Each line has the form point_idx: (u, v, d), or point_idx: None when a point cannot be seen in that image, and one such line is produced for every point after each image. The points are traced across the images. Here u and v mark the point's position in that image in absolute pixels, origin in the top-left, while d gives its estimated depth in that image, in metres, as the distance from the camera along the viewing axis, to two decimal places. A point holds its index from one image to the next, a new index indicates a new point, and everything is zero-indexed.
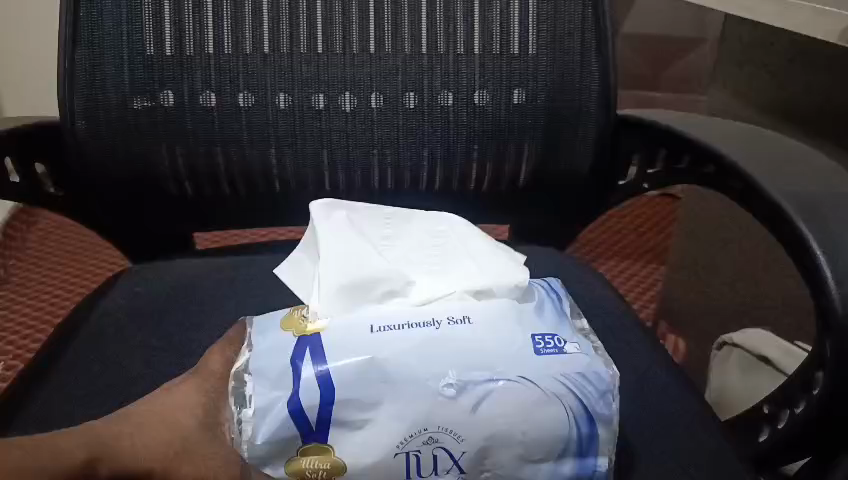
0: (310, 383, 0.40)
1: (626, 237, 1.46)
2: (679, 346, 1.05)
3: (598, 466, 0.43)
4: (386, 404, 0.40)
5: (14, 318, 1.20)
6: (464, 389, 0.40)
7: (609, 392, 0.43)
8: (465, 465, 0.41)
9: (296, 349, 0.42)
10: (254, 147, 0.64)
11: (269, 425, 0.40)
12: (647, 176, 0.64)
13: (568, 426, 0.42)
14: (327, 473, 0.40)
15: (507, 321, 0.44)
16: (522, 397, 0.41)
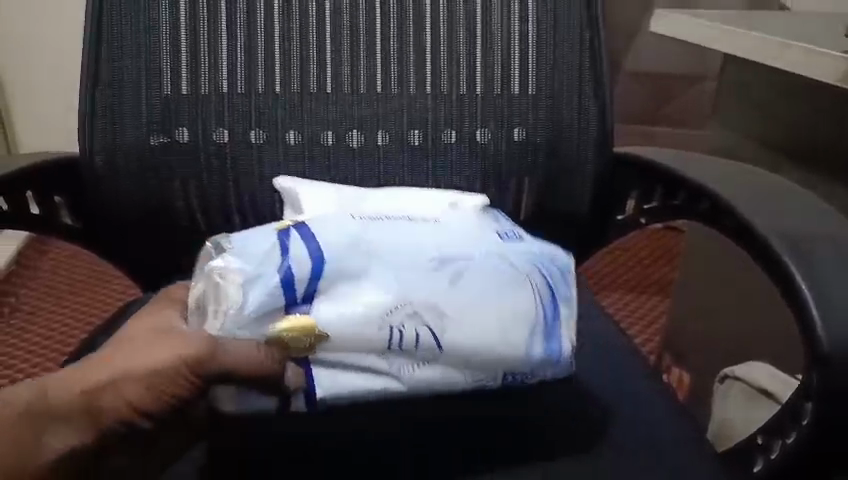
0: (302, 257, 0.41)
1: (632, 270, 1.47)
2: (683, 380, 1.05)
3: (563, 349, 0.46)
4: (372, 275, 0.42)
5: (24, 347, 1.22)
6: (443, 264, 0.44)
7: (567, 274, 0.49)
8: (443, 344, 0.42)
9: (280, 233, 0.43)
10: (264, 181, 0.66)
11: (261, 289, 0.40)
12: (645, 211, 0.65)
13: (538, 305, 0.45)
14: (309, 344, 0.41)
15: (470, 224, 0.48)
16: (498, 273, 0.45)
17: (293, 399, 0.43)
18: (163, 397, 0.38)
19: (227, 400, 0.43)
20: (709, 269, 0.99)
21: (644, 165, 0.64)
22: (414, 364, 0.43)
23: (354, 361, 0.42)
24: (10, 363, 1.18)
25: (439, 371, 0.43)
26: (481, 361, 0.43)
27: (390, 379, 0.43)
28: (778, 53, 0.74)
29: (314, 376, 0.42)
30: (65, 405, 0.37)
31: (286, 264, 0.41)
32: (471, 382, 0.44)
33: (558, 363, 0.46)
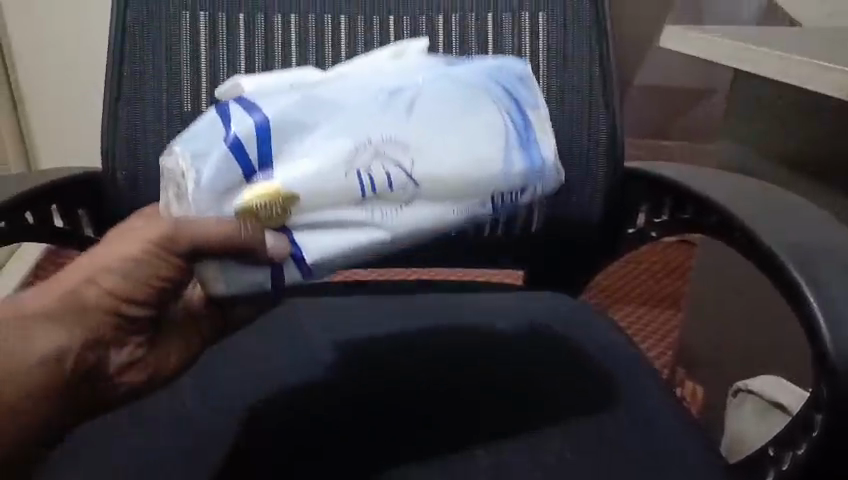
0: (246, 125, 0.40)
1: (643, 283, 1.47)
2: (696, 395, 1.07)
3: (545, 156, 0.46)
4: (322, 123, 0.42)
5: None
6: (394, 96, 0.43)
7: (526, 79, 0.48)
8: (418, 177, 0.42)
9: (223, 107, 0.42)
10: None
11: (210, 165, 0.40)
12: (655, 224, 0.66)
13: (504, 119, 0.44)
14: (282, 210, 0.41)
15: (415, 62, 0.47)
16: (453, 95, 0.44)
17: (285, 269, 0.44)
18: (134, 282, 0.46)
19: (212, 282, 0.46)
20: (721, 281, 1.00)
21: (651, 181, 0.65)
22: (396, 207, 0.42)
23: (334, 220, 0.42)
24: None
25: (420, 212, 0.43)
26: (464, 191, 0.43)
27: (372, 228, 0.43)
28: (786, 67, 0.75)
29: (297, 240, 0.42)
30: (43, 307, 0.45)
31: (231, 134, 0.40)
32: (461, 215, 0.44)
33: (541, 176, 0.45)
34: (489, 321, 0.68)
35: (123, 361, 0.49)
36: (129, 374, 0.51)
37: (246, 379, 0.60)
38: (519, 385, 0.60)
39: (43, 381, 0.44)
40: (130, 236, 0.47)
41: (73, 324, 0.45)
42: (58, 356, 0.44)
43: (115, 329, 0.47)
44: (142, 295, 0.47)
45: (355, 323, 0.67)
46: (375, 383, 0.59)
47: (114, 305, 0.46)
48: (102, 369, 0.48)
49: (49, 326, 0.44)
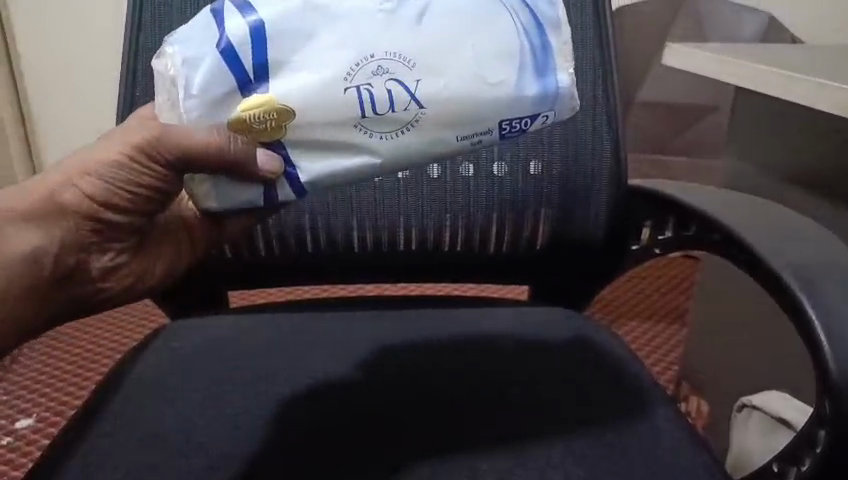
0: (241, 31, 0.40)
1: (649, 298, 1.48)
2: (701, 409, 1.07)
3: (560, 83, 0.46)
4: (322, 33, 0.42)
5: (49, 372, 1.26)
6: (401, 8, 0.43)
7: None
8: (423, 99, 0.43)
9: (217, 13, 0.42)
10: (290, 210, 0.69)
11: (203, 70, 0.40)
12: (659, 242, 0.67)
13: (519, 37, 0.45)
14: (274, 124, 0.42)
15: None
16: (464, 11, 0.44)
17: (277, 187, 0.45)
18: (110, 189, 0.49)
19: (203, 199, 0.47)
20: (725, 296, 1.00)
21: (656, 198, 0.66)
22: (390, 133, 0.44)
23: (329, 142, 0.43)
24: (35, 388, 1.21)
25: (416, 137, 0.44)
26: (470, 115, 0.44)
27: (365, 150, 0.44)
28: (786, 84, 0.77)
29: (290, 158, 0.44)
30: (28, 206, 0.49)
31: (226, 40, 0.40)
32: (465, 140, 0.45)
33: (555, 101, 0.46)
34: (495, 336, 0.69)
35: (107, 264, 0.53)
36: (114, 277, 0.54)
37: (253, 391, 0.60)
38: (525, 399, 0.60)
39: (23, 273, 0.48)
40: (111, 142, 0.49)
41: (51, 223, 0.50)
42: (35, 255, 0.49)
43: (94, 233, 0.51)
44: (120, 201, 0.50)
45: (361, 338, 0.68)
46: (381, 398, 0.60)
47: (94, 208, 0.50)
48: (83, 271, 0.52)
49: (27, 227, 0.49)
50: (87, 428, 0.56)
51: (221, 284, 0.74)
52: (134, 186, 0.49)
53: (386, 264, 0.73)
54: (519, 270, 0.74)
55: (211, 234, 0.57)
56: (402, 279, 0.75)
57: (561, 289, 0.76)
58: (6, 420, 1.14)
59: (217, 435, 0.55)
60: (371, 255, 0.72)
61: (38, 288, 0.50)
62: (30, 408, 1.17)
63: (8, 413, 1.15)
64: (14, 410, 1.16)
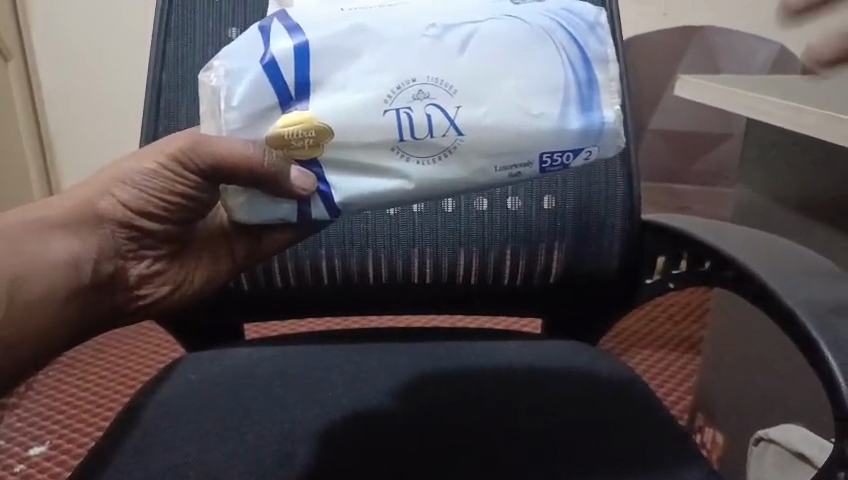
0: (286, 50, 0.42)
1: (662, 328, 1.47)
2: (717, 440, 1.07)
3: (605, 119, 0.46)
4: (366, 56, 0.43)
5: (63, 398, 1.26)
6: (449, 31, 0.44)
7: (598, 29, 0.47)
8: (461, 126, 0.44)
9: (262, 30, 0.43)
10: (306, 245, 0.71)
11: (245, 83, 0.42)
12: (673, 275, 0.68)
13: (566, 70, 0.45)
14: (314, 140, 0.43)
15: None
16: (509, 38, 0.45)
17: (311, 205, 0.46)
18: (141, 197, 0.52)
19: (235, 210, 0.48)
20: (740, 327, 1.00)
21: (668, 232, 0.67)
22: (429, 158, 0.45)
23: (367, 165, 0.44)
24: (49, 414, 1.22)
25: (451, 166, 0.45)
26: (507, 145, 0.45)
27: (398, 175, 0.45)
28: (793, 115, 0.77)
29: (324, 177, 0.45)
30: (64, 216, 0.52)
31: (269, 55, 0.42)
32: (504, 171, 0.45)
33: (598, 136, 0.46)
34: (510, 368, 0.69)
35: (145, 272, 0.55)
36: (152, 285, 0.56)
37: (270, 424, 0.61)
38: (539, 434, 0.60)
39: (62, 281, 0.51)
40: (145, 152, 0.52)
41: (90, 233, 0.53)
42: (73, 261, 0.52)
43: (130, 240, 0.54)
44: (152, 209, 0.52)
45: (376, 371, 0.68)
46: (396, 431, 0.60)
47: (128, 216, 0.53)
48: (121, 278, 0.55)
49: (64, 235, 0.52)
50: (107, 462, 0.57)
51: (237, 316, 0.75)
52: (164, 194, 0.51)
53: (399, 296, 0.73)
54: (533, 304, 0.74)
55: (224, 261, 0.57)
56: (416, 312, 0.75)
57: (575, 322, 0.76)
58: (19, 446, 1.15)
59: (234, 470, 0.55)
60: (388, 288, 0.73)
61: (77, 295, 0.52)
62: (43, 434, 1.17)
63: (22, 440, 1.16)
64: (27, 437, 1.17)
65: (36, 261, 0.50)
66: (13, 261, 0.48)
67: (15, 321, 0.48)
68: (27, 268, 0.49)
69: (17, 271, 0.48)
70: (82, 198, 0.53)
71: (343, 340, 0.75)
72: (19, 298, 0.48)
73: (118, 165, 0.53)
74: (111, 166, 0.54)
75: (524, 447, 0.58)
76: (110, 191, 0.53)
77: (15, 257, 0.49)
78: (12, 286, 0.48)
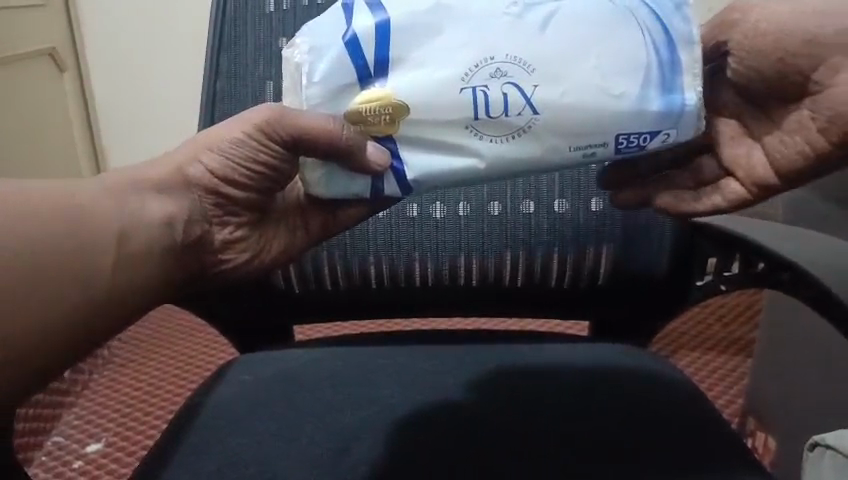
0: (367, 27, 0.43)
1: (711, 330, 1.44)
2: (768, 446, 1.04)
3: (687, 101, 0.47)
4: (447, 33, 0.44)
5: (118, 397, 1.31)
6: (530, 9, 0.45)
7: (684, 7, 0.47)
8: (538, 106, 0.45)
9: (346, 10, 0.45)
10: (355, 249, 0.72)
11: (327, 60, 0.43)
12: (724, 279, 0.65)
13: (648, 51, 0.46)
14: (390, 117, 0.44)
15: None
16: (592, 15, 0.45)
17: (385, 182, 0.47)
18: (230, 164, 0.54)
19: (312, 184, 0.49)
20: (793, 329, 0.98)
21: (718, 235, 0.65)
22: (502, 138, 0.45)
23: (439, 140, 0.45)
24: (105, 412, 1.26)
25: (524, 147, 0.46)
26: (581, 126, 0.45)
27: (471, 153, 0.46)
28: None
29: (399, 154, 0.46)
30: (158, 177, 0.55)
31: (352, 33, 0.43)
32: (578, 151, 0.46)
33: (678, 119, 0.47)
34: (557, 370, 0.69)
35: (227, 238, 0.57)
36: (233, 250, 0.58)
37: (321, 423, 0.62)
38: (586, 436, 0.60)
39: (159, 239, 0.53)
40: (237, 120, 0.54)
41: (181, 195, 0.56)
42: (167, 219, 0.54)
43: (216, 206, 0.56)
44: (237, 177, 0.54)
45: (423, 372, 0.69)
46: (443, 432, 0.60)
47: (216, 181, 0.55)
48: (207, 242, 0.57)
49: (160, 196, 0.54)
50: (168, 461, 0.59)
51: (288, 318, 0.76)
52: (252, 162, 0.53)
53: (445, 299, 0.74)
54: (579, 306, 0.74)
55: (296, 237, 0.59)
56: (462, 314, 0.76)
57: (622, 324, 0.76)
58: (78, 443, 1.19)
59: (287, 468, 0.57)
60: (435, 290, 0.73)
61: (172, 252, 0.54)
62: (101, 432, 1.22)
63: (80, 436, 1.21)
64: (86, 434, 1.21)
65: (135, 218, 0.52)
66: (116, 216, 0.51)
67: (123, 270, 0.50)
68: (128, 222, 0.51)
69: (120, 225, 0.51)
70: (173, 161, 0.56)
71: (389, 342, 0.75)
72: (125, 249, 0.50)
73: (206, 135, 0.55)
74: (200, 135, 0.56)
75: (571, 449, 0.58)
76: (198, 156, 0.55)
77: (117, 212, 0.51)
78: (118, 237, 0.50)
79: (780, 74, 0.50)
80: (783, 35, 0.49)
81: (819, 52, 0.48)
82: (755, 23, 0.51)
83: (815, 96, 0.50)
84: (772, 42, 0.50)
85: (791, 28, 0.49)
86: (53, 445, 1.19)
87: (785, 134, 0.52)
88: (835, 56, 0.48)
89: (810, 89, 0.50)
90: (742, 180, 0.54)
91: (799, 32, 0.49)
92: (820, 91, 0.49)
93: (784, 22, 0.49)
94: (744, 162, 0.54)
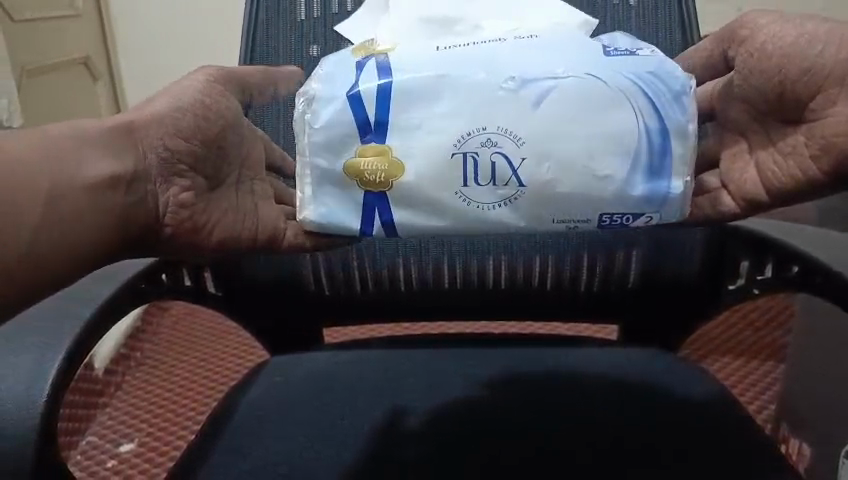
0: (371, 87, 0.45)
1: (743, 334, 1.42)
2: (803, 451, 1.03)
3: (672, 189, 0.46)
4: (445, 99, 0.45)
5: (148, 398, 1.33)
6: (525, 86, 0.45)
7: (683, 97, 0.46)
8: (523, 178, 0.45)
9: (358, 65, 0.47)
10: (385, 253, 0.73)
11: (330, 109, 0.46)
12: (756, 281, 0.65)
13: (638, 136, 0.45)
14: (387, 173, 0.46)
15: (571, 45, 0.47)
16: (586, 94, 0.45)
17: (374, 226, 0.48)
18: (181, 110, 0.56)
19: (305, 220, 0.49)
20: (828, 334, 0.96)
21: (750, 238, 0.64)
22: (490, 204, 0.46)
23: (434, 202, 0.46)
24: (137, 413, 1.29)
25: (510, 215, 0.46)
26: (569, 202, 0.45)
27: (456, 215, 0.46)
28: None
29: (389, 207, 0.47)
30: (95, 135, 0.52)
31: (355, 89, 0.45)
32: (562, 223, 0.47)
33: (662, 203, 0.46)
34: (586, 374, 0.68)
35: (174, 200, 0.56)
36: (175, 216, 0.57)
37: (349, 426, 0.63)
38: (614, 442, 0.60)
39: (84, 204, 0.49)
40: (186, 79, 0.59)
41: (122, 155, 0.53)
42: (100, 182, 0.51)
43: (166, 162, 0.56)
44: (185, 121, 0.56)
45: (451, 376, 0.69)
46: (471, 435, 0.61)
47: (167, 131, 0.56)
48: (153, 202, 0.55)
49: (97, 160, 0.51)
50: (201, 462, 0.60)
51: (317, 321, 0.77)
52: (202, 108, 0.57)
53: (474, 302, 0.74)
54: (609, 310, 0.74)
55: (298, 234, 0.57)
56: (492, 316, 0.76)
57: (652, 328, 0.75)
58: (110, 443, 1.21)
59: (317, 469, 0.58)
60: (463, 292, 0.74)
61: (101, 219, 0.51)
62: (132, 432, 1.24)
63: (112, 437, 1.23)
64: (118, 434, 1.24)
65: (72, 175, 0.49)
66: (50, 172, 0.48)
67: (55, 240, 0.47)
68: (62, 183, 0.48)
69: (52, 182, 0.47)
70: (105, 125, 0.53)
71: (417, 346, 0.75)
72: (56, 211, 0.47)
73: (157, 95, 0.58)
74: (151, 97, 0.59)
75: (599, 453, 0.58)
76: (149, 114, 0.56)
77: (51, 167, 0.48)
78: (49, 197, 0.47)
79: (788, 57, 0.49)
80: (783, 58, 0.49)
81: (820, 78, 0.48)
82: (758, 45, 0.50)
83: (815, 120, 0.49)
84: (782, 48, 0.49)
85: (792, 54, 0.49)
86: (87, 444, 1.21)
87: (781, 154, 0.52)
88: (834, 87, 0.47)
89: (808, 115, 0.49)
90: (730, 194, 0.55)
91: (801, 51, 0.48)
92: (818, 118, 0.49)
93: (785, 42, 0.49)
94: (752, 169, 0.54)
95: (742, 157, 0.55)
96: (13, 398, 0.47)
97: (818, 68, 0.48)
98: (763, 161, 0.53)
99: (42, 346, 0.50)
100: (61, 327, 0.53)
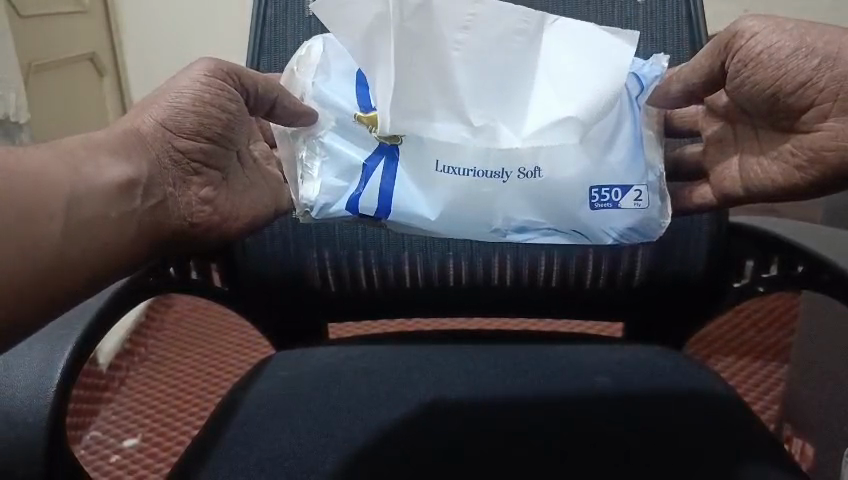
0: (372, 200, 0.52)
1: (745, 334, 1.42)
2: (805, 451, 1.03)
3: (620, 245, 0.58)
4: (438, 232, 0.53)
5: (153, 393, 1.34)
6: (510, 231, 0.53)
7: (651, 229, 0.54)
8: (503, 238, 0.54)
9: (366, 169, 0.52)
10: (390, 251, 0.73)
11: (332, 204, 0.53)
12: (761, 279, 0.66)
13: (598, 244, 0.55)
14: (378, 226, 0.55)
15: (560, 197, 0.51)
16: (560, 235, 0.53)
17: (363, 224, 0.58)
18: (180, 111, 0.56)
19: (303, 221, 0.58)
20: (830, 334, 0.97)
21: (760, 237, 0.65)
22: None
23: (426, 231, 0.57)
24: (140, 408, 1.29)
25: None
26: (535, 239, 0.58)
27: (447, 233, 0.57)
28: None
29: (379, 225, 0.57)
30: (105, 139, 0.54)
31: (359, 202, 0.52)
32: None
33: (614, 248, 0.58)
34: (590, 372, 0.69)
35: (198, 197, 0.58)
36: (201, 212, 0.59)
37: (356, 422, 0.63)
38: (617, 440, 0.60)
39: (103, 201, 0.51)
40: (185, 73, 0.57)
41: (133, 159, 0.54)
42: (120, 185, 0.52)
43: (176, 162, 0.56)
44: (190, 122, 0.56)
45: (456, 372, 0.69)
46: (476, 431, 0.61)
47: (171, 132, 0.56)
48: (172, 203, 0.57)
49: (116, 161, 0.53)
50: (208, 454, 0.60)
51: (323, 317, 0.77)
52: (200, 103, 0.55)
53: (478, 300, 0.75)
54: (610, 307, 0.74)
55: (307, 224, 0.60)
56: (495, 313, 0.76)
57: (653, 326, 0.75)
58: (114, 438, 1.22)
59: (325, 464, 0.58)
60: (467, 289, 0.74)
61: (121, 221, 0.52)
62: (136, 427, 1.24)
63: (115, 432, 1.23)
64: (121, 429, 1.24)
65: (93, 181, 0.51)
66: (70, 179, 0.49)
67: (77, 242, 0.48)
68: (83, 187, 0.49)
69: (73, 187, 0.49)
70: (118, 132, 0.55)
71: (422, 342, 0.76)
72: (76, 214, 0.48)
73: (158, 93, 0.57)
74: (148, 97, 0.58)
75: (604, 453, 0.58)
76: (151, 114, 0.56)
77: (71, 172, 0.49)
78: (70, 199, 0.48)
79: (784, 73, 0.49)
80: (779, 70, 0.49)
81: (813, 93, 0.48)
82: (754, 52, 0.50)
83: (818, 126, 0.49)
84: (782, 57, 0.49)
85: (787, 66, 0.49)
86: (91, 440, 1.21)
87: (767, 158, 0.54)
88: (827, 101, 0.48)
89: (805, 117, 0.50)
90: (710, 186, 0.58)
91: (796, 64, 0.49)
92: (809, 130, 0.50)
93: (782, 54, 0.49)
94: (756, 175, 0.55)
95: (745, 163, 0.56)
96: (25, 388, 0.47)
97: (812, 83, 0.48)
98: (762, 171, 0.55)
99: (55, 339, 0.51)
100: (71, 321, 0.53)
